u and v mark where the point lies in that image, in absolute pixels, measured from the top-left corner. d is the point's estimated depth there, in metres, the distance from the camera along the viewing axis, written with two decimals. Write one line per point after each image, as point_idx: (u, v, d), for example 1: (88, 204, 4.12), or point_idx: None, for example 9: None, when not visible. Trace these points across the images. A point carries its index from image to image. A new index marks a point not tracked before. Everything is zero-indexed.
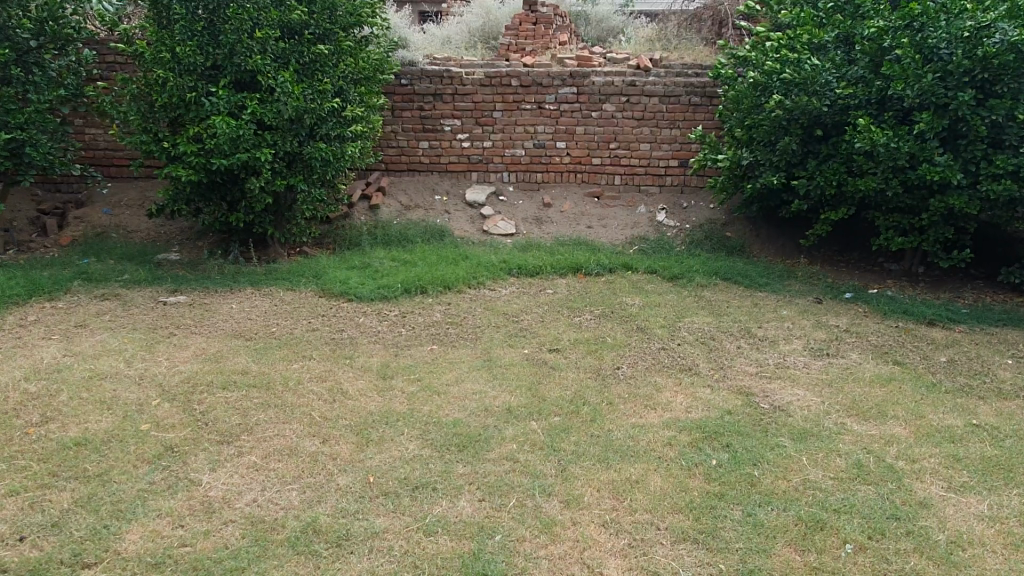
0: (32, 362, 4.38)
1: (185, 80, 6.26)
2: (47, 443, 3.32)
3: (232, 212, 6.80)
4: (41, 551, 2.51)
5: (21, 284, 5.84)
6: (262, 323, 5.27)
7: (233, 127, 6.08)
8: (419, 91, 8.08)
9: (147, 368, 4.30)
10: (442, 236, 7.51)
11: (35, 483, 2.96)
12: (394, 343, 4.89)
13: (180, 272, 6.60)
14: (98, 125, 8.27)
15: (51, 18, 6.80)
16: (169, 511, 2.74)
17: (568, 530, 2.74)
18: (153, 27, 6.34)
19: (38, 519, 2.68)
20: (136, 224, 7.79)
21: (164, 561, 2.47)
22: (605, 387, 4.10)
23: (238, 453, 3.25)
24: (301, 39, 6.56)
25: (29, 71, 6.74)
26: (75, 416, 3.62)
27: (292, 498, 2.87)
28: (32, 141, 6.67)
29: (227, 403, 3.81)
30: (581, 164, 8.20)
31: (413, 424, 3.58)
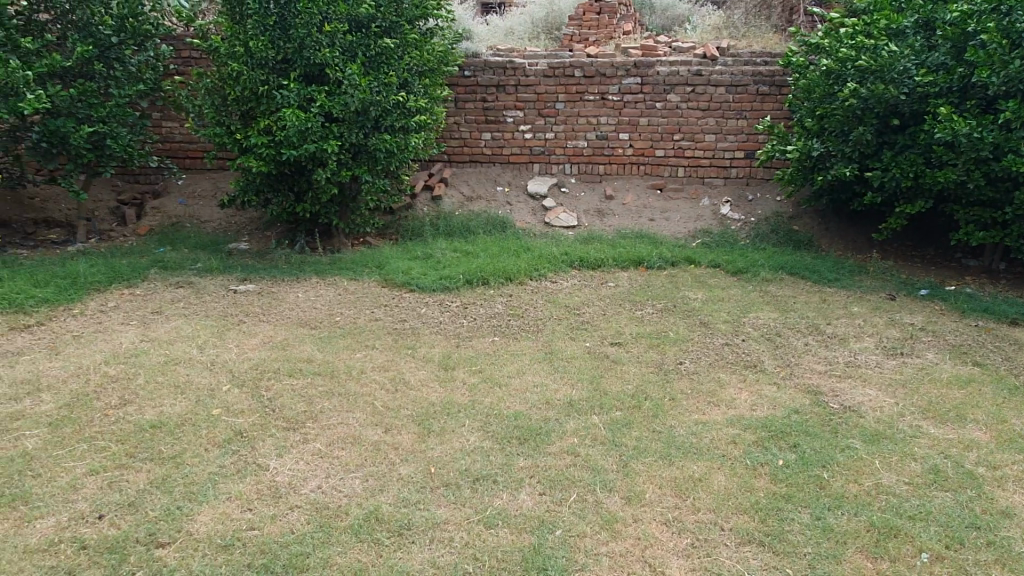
0: (112, 346, 4.58)
1: (257, 74, 6.42)
2: (125, 424, 3.47)
3: (300, 203, 6.96)
4: (119, 529, 2.62)
5: (102, 270, 6.12)
6: (328, 312, 5.38)
7: (302, 120, 6.21)
8: (482, 82, 8.09)
9: (219, 354, 4.45)
10: (504, 228, 7.52)
11: (114, 463, 3.09)
12: (455, 334, 4.92)
13: (249, 261, 6.80)
14: (175, 118, 8.56)
15: (131, 14, 7.00)
16: (238, 494, 2.83)
17: (629, 527, 2.70)
18: (227, 22, 6.52)
19: (116, 498, 2.80)
20: (209, 214, 8.07)
21: (233, 543, 2.53)
22: (668, 381, 4.03)
23: (304, 440, 3.33)
24: (368, 32, 6.63)
25: (111, 67, 7.04)
26: (150, 399, 3.77)
27: (356, 486, 2.92)
28: (112, 133, 6.98)
29: (294, 390, 3.91)
30: (643, 156, 8.08)
31: (474, 416, 3.60)
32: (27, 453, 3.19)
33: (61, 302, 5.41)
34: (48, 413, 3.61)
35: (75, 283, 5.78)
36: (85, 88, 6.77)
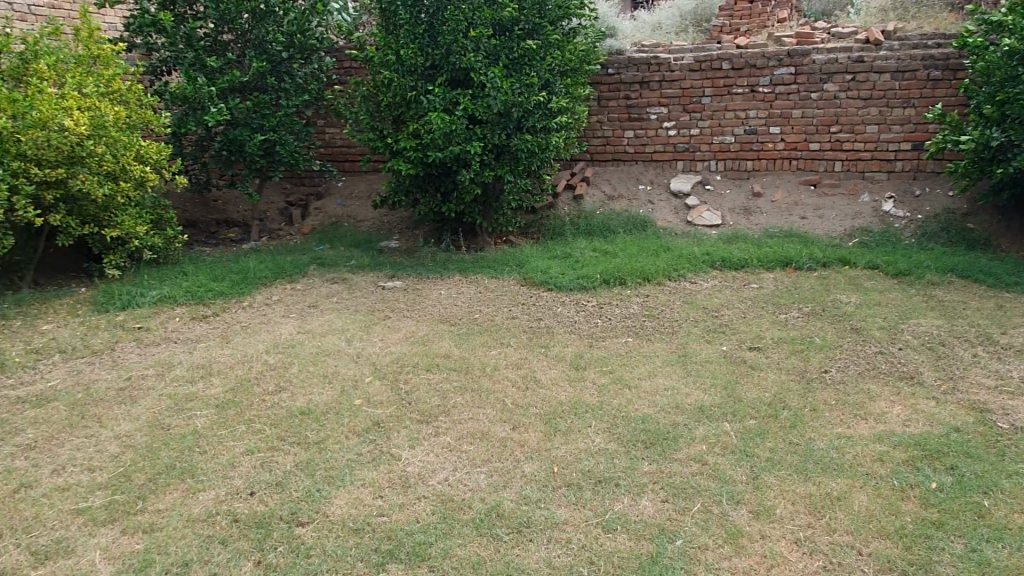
0: (273, 337, 5.01)
1: (407, 80, 6.74)
2: (279, 409, 3.78)
3: (445, 203, 7.23)
4: (266, 506, 2.86)
5: (270, 266, 6.69)
6: (467, 309, 5.56)
7: (447, 123, 6.44)
8: (625, 80, 8.00)
9: (364, 347, 4.73)
10: (645, 227, 7.41)
11: (267, 444, 3.39)
12: (589, 334, 4.92)
13: (398, 258, 7.16)
14: (336, 124, 9.17)
15: (300, 31, 7.55)
16: (371, 481, 3.01)
17: (755, 543, 2.59)
18: (382, 33, 6.89)
19: (266, 478, 3.07)
20: (364, 214, 8.58)
21: (364, 527, 2.69)
22: (810, 390, 3.80)
23: (436, 432, 3.47)
24: (511, 35, 6.75)
25: (281, 79, 7.66)
26: (302, 387, 4.09)
27: (480, 481, 3.01)
28: (281, 141, 7.60)
29: (430, 384, 4.09)
30: (796, 150, 7.65)
31: (601, 417, 3.58)
32: (197, 431, 3.56)
33: (233, 295, 5.98)
34: (216, 395, 4.01)
35: (246, 278, 6.36)
36: (258, 100, 7.42)
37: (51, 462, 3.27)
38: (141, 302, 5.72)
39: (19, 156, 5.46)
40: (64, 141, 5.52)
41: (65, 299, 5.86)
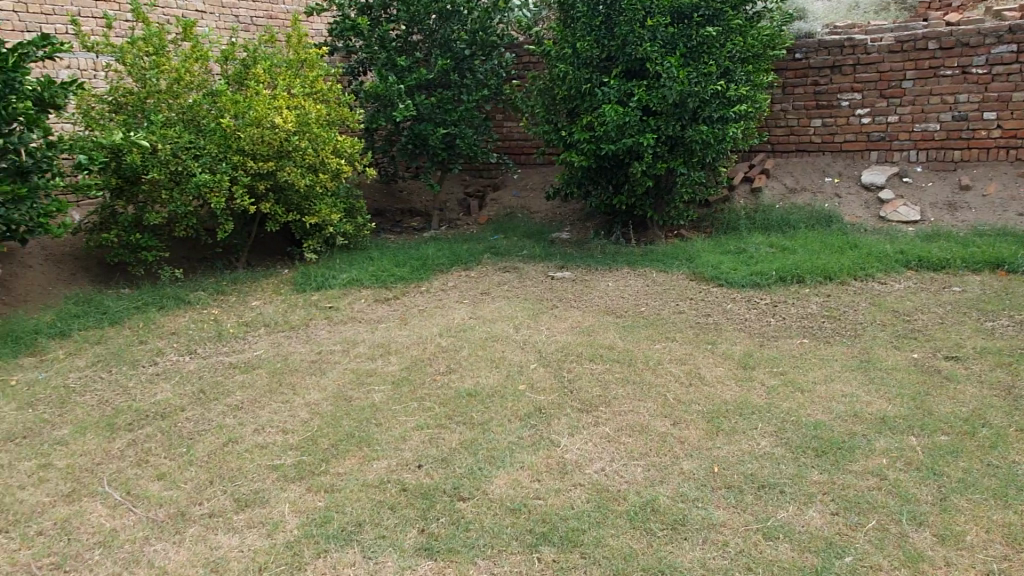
0: (447, 320, 5.29)
1: (582, 73, 6.77)
2: (449, 389, 3.99)
3: (616, 195, 7.21)
4: (433, 479, 3.04)
5: (447, 254, 7.04)
6: (633, 302, 5.52)
7: (621, 115, 6.41)
8: (815, 65, 7.50)
9: (531, 335, 4.86)
10: (830, 222, 6.94)
11: (436, 421, 3.60)
12: (761, 333, 4.71)
13: (568, 250, 7.25)
14: (514, 118, 9.42)
15: (481, 28, 7.87)
16: (530, 465, 3.10)
17: (938, 570, 2.37)
18: (560, 26, 6.97)
19: (434, 452, 3.26)
20: (537, 205, 8.76)
21: (521, 508, 2.78)
22: (1016, 409, 3.39)
23: (596, 422, 3.50)
24: (690, 22, 6.54)
25: (463, 76, 8.01)
26: (471, 370, 4.29)
27: (637, 474, 3.00)
28: (461, 135, 7.96)
29: (592, 374, 4.12)
30: (1016, 138, 6.86)
31: (770, 420, 3.43)
32: (375, 404, 3.85)
33: (413, 280, 6.36)
34: (393, 372, 4.31)
35: (424, 264, 6.74)
36: (442, 96, 7.82)
37: (254, 422, 3.69)
38: (333, 283, 6.25)
39: (238, 151, 6.17)
40: (275, 137, 6.17)
41: (271, 278, 6.54)
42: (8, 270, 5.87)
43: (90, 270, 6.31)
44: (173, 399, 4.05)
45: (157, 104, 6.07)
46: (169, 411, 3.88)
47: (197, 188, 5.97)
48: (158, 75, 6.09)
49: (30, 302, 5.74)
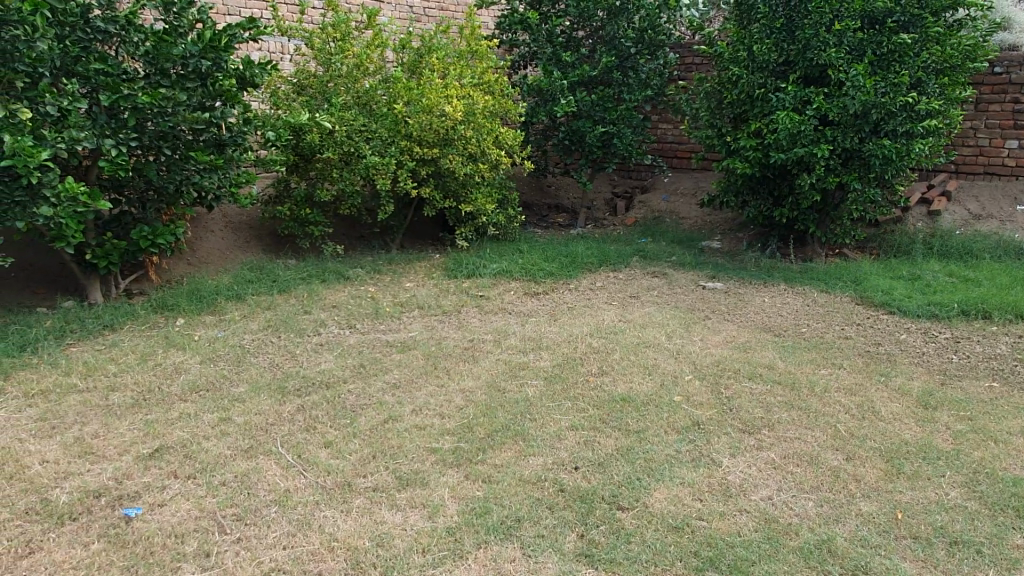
0: (596, 321, 5.22)
1: (756, 77, 6.46)
2: (602, 392, 3.94)
3: (778, 207, 6.86)
4: (590, 483, 3.00)
5: (595, 253, 6.97)
6: (793, 321, 5.24)
7: (795, 122, 6.06)
8: (1016, 80, 6.90)
9: (684, 345, 4.71)
10: (1021, 256, 6.30)
11: (590, 424, 3.55)
12: (942, 369, 4.32)
13: (719, 259, 6.99)
14: (671, 120, 9.19)
15: (650, 27, 7.70)
16: (691, 483, 2.98)
17: None
18: (736, 28, 6.71)
19: (589, 455, 3.22)
20: (688, 211, 8.50)
21: (684, 527, 2.68)
22: None
23: (759, 446, 3.33)
24: (883, 28, 6.08)
25: (626, 74, 7.88)
26: (624, 374, 4.20)
27: (808, 508, 2.81)
28: (619, 133, 7.89)
29: (752, 394, 3.93)
30: None
31: (959, 468, 3.13)
32: (528, 399, 3.85)
33: (562, 277, 6.34)
34: (546, 368, 4.30)
35: (573, 261, 6.70)
36: (603, 94, 7.76)
37: (412, 402, 3.80)
38: (483, 272, 6.35)
39: (406, 137, 6.41)
40: (442, 125, 6.34)
41: (423, 262, 6.73)
42: (194, 234, 6.39)
43: (262, 239, 6.75)
44: (336, 370, 4.24)
45: (336, 87, 6.40)
46: (333, 381, 4.07)
47: (366, 170, 6.24)
48: (341, 60, 6.41)
49: (211, 265, 6.21)
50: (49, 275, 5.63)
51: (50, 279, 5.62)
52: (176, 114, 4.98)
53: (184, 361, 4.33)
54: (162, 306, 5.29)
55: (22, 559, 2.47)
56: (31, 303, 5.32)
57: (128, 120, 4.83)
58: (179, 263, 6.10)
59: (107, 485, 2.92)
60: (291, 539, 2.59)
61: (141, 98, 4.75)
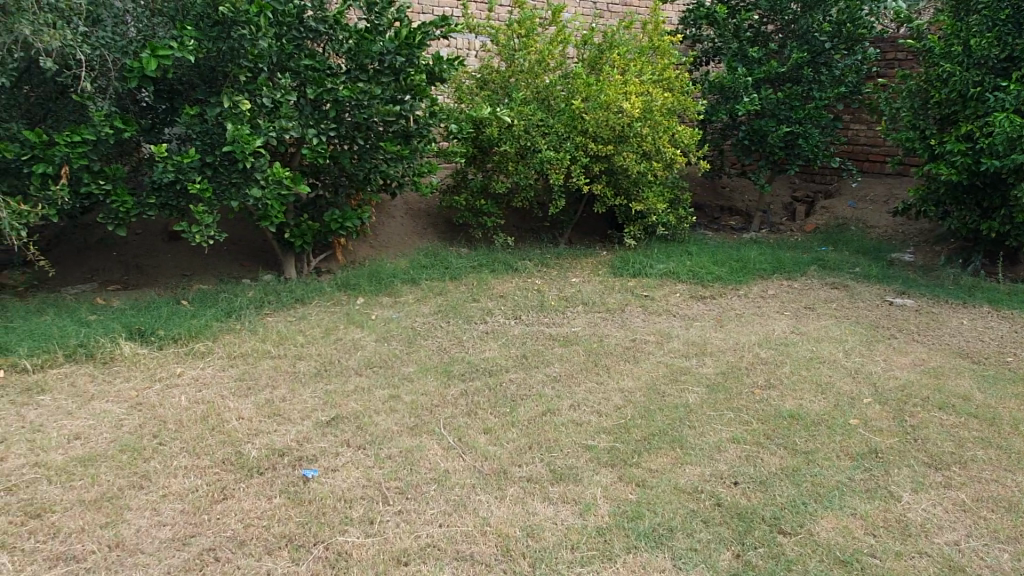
0: (766, 331, 4.96)
1: (972, 74, 5.82)
2: (768, 407, 3.74)
3: (987, 219, 6.14)
4: (749, 501, 2.87)
5: (770, 259, 6.62)
6: (996, 349, 4.68)
7: (1017, 126, 5.39)
8: None
9: (864, 364, 4.36)
10: None
11: (754, 438, 3.39)
12: None
13: (911, 274, 6.40)
14: (865, 121, 8.52)
15: (849, 20, 7.14)
16: (864, 514, 2.77)
17: None
18: (950, 20, 6.09)
19: (751, 472, 3.08)
20: (877, 219, 7.84)
21: (853, 561, 2.50)
22: None
23: (946, 484, 3.01)
24: None
25: (818, 71, 7.39)
26: (793, 390, 3.96)
27: (1002, 561, 2.52)
28: (805, 134, 7.41)
29: (942, 426, 3.56)
30: None
31: None
32: (689, 405, 3.75)
33: (732, 282, 6.09)
34: (709, 376, 4.15)
35: (744, 266, 6.42)
36: (790, 92, 7.32)
37: (570, 397, 3.82)
38: (649, 272, 6.24)
39: (582, 132, 6.44)
40: (619, 122, 6.31)
41: (589, 258, 6.74)
42: (378, 219, 6.82)
43: (438, 227, 7.07)
44: (499, 359, 4.36)
45: (518, 83, 6.57)
46: (496, 369, 4.19)
47: (540, 164, 6.34)
48: (524, 56, 6.57)
49: (390, 249, 6.61)
50: (254, 250, 6.25)
51: (254, 253, 6.24)
52: (371, 106, 5.35)
53: (362, 338, 4.64)
54: (345, 285, 5.70)
55: (217, 503, 2.76)
56: (238, 274, 5.93)
57: (329, 111, 5.27)
58: (362, 246, 6.54)
59: (290, 446, 3.20)
60: (447, 517, 2.71)
61: (341, 92, 5.17)
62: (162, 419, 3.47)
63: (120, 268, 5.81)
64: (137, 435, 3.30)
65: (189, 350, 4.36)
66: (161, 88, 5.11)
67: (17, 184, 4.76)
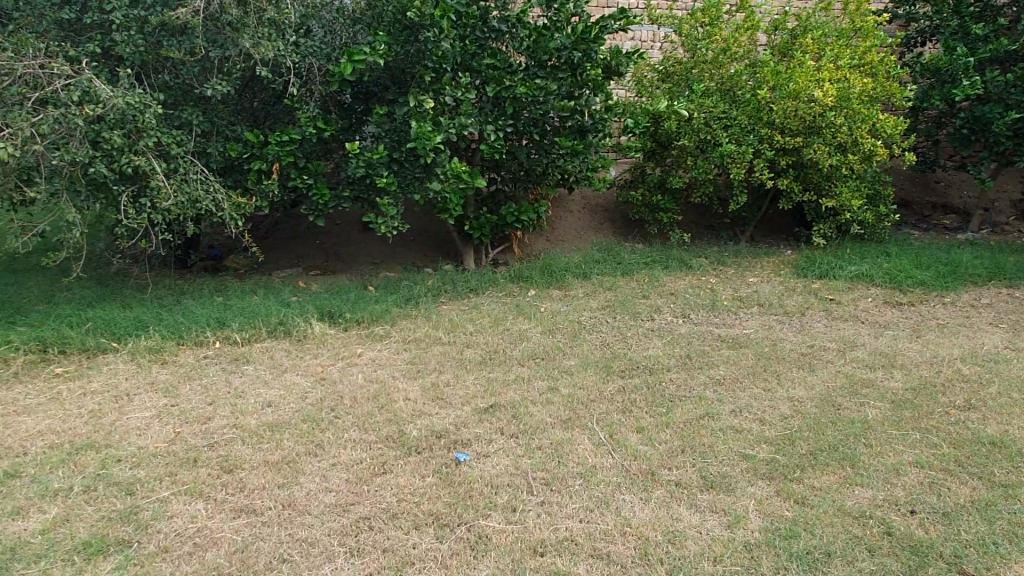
0: (972, 344, 4.40)
1: None
2: (964, 430, 3.32)
3: None
4: (926, 533, 2.58)
5: (987, 263, 5.85)
6: None
7: None
8: None
9: None
10: None
11: (941, 464, 3.03)
12: None
13: None
14: None
15: None
16: None
17: None
18: None
19: (933, 501, 2.76)
20: None
21: None
22: None
23: None
24: None
25: None
26: (998, 414, 3.48)
27: None
28: None
29: None
30: None
31: None
32: (867, 421, 3.43)
33: (936, 288, 5.46)
34: (895, 391, 3.76)
35: (954, 271, 5.73)
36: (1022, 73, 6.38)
37: (732, 402, 3.65)
38: (838, 274, 5.78)
39: (768, 124, 6.08)
40: (809, 111, 5.89)
41: (772, 258, 6.36)
42: (554, 213, 6.93)
43: (614, 222, 7.03)
44: (662, 357, 4.26)
45: (701, 73, 6.34)
46: (657, 368, 4.10)
47: (720, 158, 6.08)
48: (708, 45, 6.33)
49: (565, 243, 6.68)
50: (437, 240, 6.60)
51: (437, 243, 6.60)
52: (547, 102, 5.44)
53: (528, 330, 4.75)
54: (518, 277, 5.86)
55: (377, 476, 2.98)
56: (421, 263, 6.31)
57: (507, 108, 5.43)
58: (538, 240, 6.68)
59: (448, 429, 3.36)
60: (588, 513, 2.71)
61: (519, 89, 5.30)
62: (340, 394, 3.79)
63: (321, 254, 6.39)
64: (318, 408, 3.64)
65: (370, 332, 4.72)
66: (358, 90, 5.54)
67: (238, 179, 5.40)
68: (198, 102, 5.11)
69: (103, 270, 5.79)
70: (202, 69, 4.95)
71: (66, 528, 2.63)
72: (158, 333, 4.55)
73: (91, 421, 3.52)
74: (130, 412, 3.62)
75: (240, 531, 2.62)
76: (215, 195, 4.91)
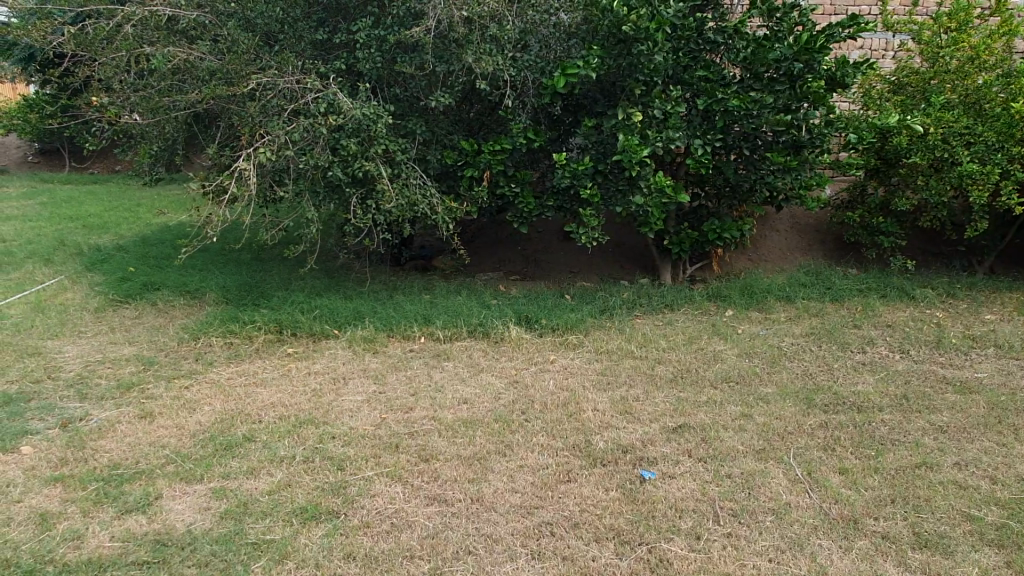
0: None
1: None
2: None
3: None
4: None
5: None
6: None
7: None
8: None
9: None
10: None
11: None
12: None
13: None
14: None
15: None
16: None
17: None
18: None
19: None
20: None
21: None
22: None
23: None
24: None
25: None
26: None
27: None
28: None
29: None
30: None
31: None
32: None
33: None
34: None
35: None
36: None
37: (956, 453, 3.26)
38: None
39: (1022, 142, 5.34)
40: None
41: (1016, 294, 5.61)
42: (760, 231, 6.61)
43: (826, 243, 6.58)
44: (873, 395, 3.91)
45: (941, 85, 5.72)
46: (867, 406, 3.77)
47: (958, 178, 5.46)
48: (952, 53, 5.72)
49: (770, 264, 6.36)
50: (635, 252, 6.58)
51: (634, 256, 6.56)
52: (762, 116, 5.19)
53: (724, 351, 4.58)
54: (716, 296, 5.67)
55: (561, 483, 3.03)
56: (617, 275, 6.32)
57: (717, 122, 5.28)
58: (741, 258, 6.41)
59: (635, 445, 3.34)
60: (780, 554, 2.57)
61: (731, 102, 5.12)
62: (531, 398, 3.91)
63: (521, 260, 6.61)
64: (509, 409, 3.78)
65: (563, 340, 4.80)
66: (568, 103, 5.67)
67: (452, 185, 5.74)
68: (422, 113, 5.52)
69: (331, 264, 6.44)
70: (429, 83, 5.34)
71: (288, 492, 2.96)
72: (373, 325, 4.97)
73: (313, 398, 3.92)
74: (346, 394, 4.00)
75: (432, 518, 2.79)
76: (431, 200, 5.26)
